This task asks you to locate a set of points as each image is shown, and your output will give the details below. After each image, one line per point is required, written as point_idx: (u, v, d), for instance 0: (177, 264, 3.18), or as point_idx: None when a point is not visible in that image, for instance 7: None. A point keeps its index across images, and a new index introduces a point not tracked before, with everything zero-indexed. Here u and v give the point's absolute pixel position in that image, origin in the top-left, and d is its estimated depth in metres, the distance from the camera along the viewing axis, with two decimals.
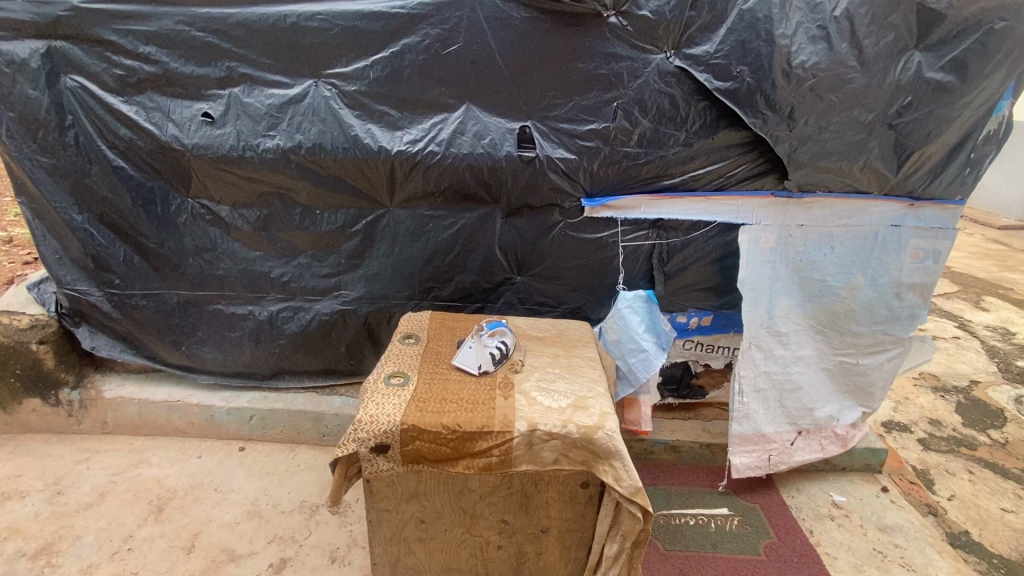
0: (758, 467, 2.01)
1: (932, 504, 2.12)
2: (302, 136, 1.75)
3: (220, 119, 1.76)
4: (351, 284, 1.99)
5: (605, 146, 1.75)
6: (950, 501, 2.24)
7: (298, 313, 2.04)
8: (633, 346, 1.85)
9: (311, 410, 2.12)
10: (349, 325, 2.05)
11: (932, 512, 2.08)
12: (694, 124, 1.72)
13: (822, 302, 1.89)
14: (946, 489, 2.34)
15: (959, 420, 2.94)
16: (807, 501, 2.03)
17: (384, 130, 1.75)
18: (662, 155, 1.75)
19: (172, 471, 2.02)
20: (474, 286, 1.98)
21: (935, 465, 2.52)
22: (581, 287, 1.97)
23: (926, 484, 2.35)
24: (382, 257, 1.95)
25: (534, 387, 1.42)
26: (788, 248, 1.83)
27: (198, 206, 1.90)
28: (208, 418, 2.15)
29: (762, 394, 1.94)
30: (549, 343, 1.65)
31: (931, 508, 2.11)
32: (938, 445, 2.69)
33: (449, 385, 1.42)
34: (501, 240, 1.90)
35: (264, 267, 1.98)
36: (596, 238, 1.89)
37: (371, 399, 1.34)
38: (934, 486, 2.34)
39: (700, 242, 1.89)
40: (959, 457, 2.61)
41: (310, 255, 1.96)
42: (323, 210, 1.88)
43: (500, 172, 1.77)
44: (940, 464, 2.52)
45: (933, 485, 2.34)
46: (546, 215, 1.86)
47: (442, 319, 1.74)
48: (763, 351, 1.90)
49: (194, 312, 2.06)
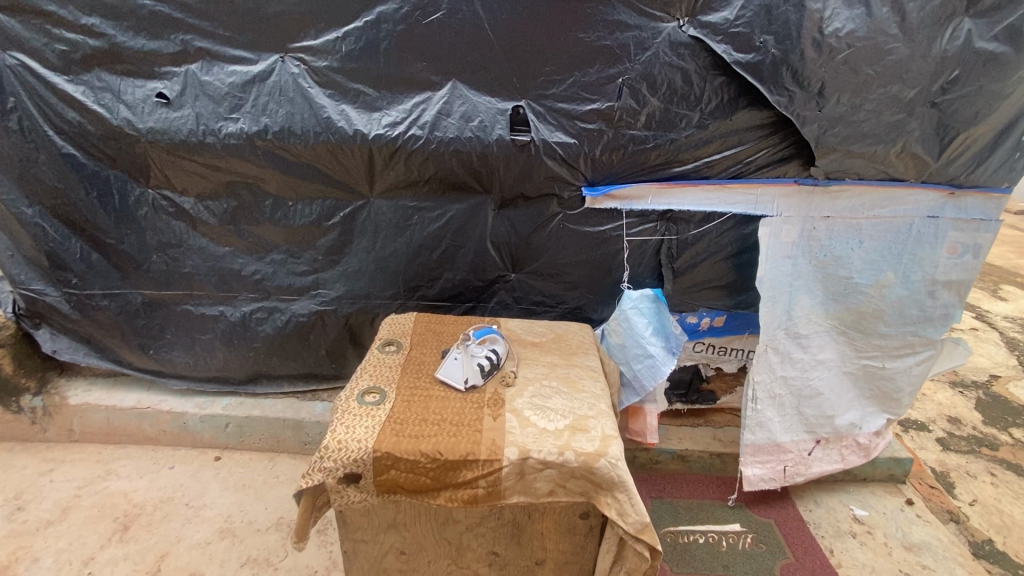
0: (772, 479, 1.82)
1: (954, 511, 1.97)
2: (268, 119, 1.56)
3: (177, 101, 1.57)
4: (329, 283, 1.82)
5: (608, 130, 1.55)
6: (973, 507, 2.09)
7: (273, 314, 1.87)
8: (639, 351, 1.68)
9: (290, 417, 1.97)
10: (329, 327, 1.88)
11: (954, 519, 1.94)
12: (709, 103, 1.52)
13: (845, 300, 1.74)
14: (967, 493, 2.18)
15: (980, 418, 2.78)
16: (826, 516, 1.87)
17: (360, 111, 1.56)
18: (672, 139, 1.56)
19: (142, 484, 1.88)
20: (465, 284, 1.80)
21: (954, 467, 2.37)
22: (582, 285, 1.79)
23: (946, 488, 2.20)
24: (363, 254, 1.77)
25: (527, 405, 1.25)
26: (811, 242, 1.66)
27: (160, 198, 1.72)
28: (181, 426, 2.00)
29: (778, 400, 1.78)
30: (546, 351, 1.49)
31: (953, 515, 1.97)
32: (957, 445, 2.53)
33: (432, 403, 1.25)
34: (493, 234, 1.72)
35: (235, 264, 1.81)
36: (598, 232, 1.70)
37: (340, 422, 1.17)
38: (956, 490, 2.19)
39: (714, 235, 1.70)
40: (980, 459, 2.45)
41: (284, 251, 1.78)
42: (296, 201, 1.70)
43: (491, 158, 1.58)
44: (960, 466, 2.37)
45: (954, 489, 2.19)
46: (543, 207, 1.68)
47: (427, 323, 1.58)
48: (779, 353, 1.75)
49: (161, 313, 1.89)
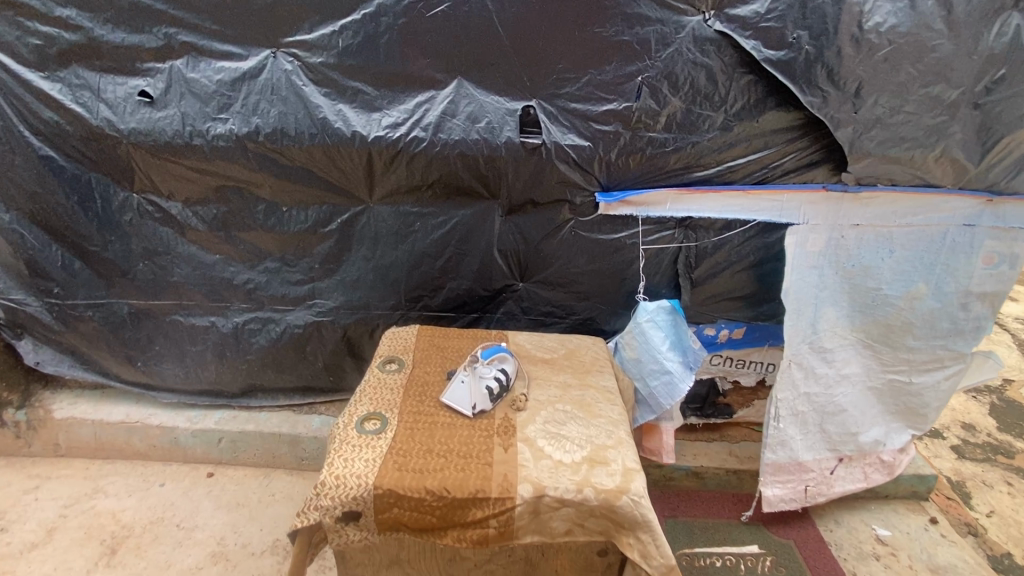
0: (793, 500, 1.74)
1: (972, 524, 1.95)
2: (259, 119, 1.45)
3: (161, 99, 1.46)
4: (326, 293, 1.72)
5: (625, 132, 1.45)
6: (990, 519, 2.02)
7: (267, 325, 1.78)
8: (655, 366, 1.58)
9: (286, 432, 1.88)
10: (326, 338, 1.78)
11: (972, 532, 1.91)
12: (734, 104, 1.42)
13: (873, 312, 1.65)
14: (984, 504, 2.11)
15: (994, 424, 2.69)
16: (848, 536, 1.79)
17: (358, 111, 1.45)
18: (694, 142, 1.45)
19: (130, 503, 1.79)
20: (470, 294, 1.70)
21: (970, 476, 2.28)
22: (594, 295, 1.69)
23: (963, 499, 2.12)
24: (362, 262, 1.67)
25: (541, 434, 1.16)
26: (838, 252, 1.57)
27: (145, 202, 1.62)
28: (171, 441, 1.91)
29: (800, 417, 1.71)
30: (558, 369, 1.40)
31: (971, 528, 1.94)
32: (972, 453, 2.45)
33: (437, 430, 1.16)
34: (500, 241, 1.62)
35: (226, 273, 1.71)
36: (612, 239, 1.60)
37: (337, 454, 1.08)
38: (973, 501, 2.11)
39: (735, 244, 1.60)
40: (996, 467, 2.37)
41: (279, 259, 1.68)
42: (290, 206, 1.60)
43: (498, 161, 1.48)
44: (977, 475, 2.29)
45: (971, 500, 2.11)
46: (553, 213, 1.58)
47: (431, 338, 1.49)
48: (803, 369, 1.67)
49: (148, 323, 1.79)
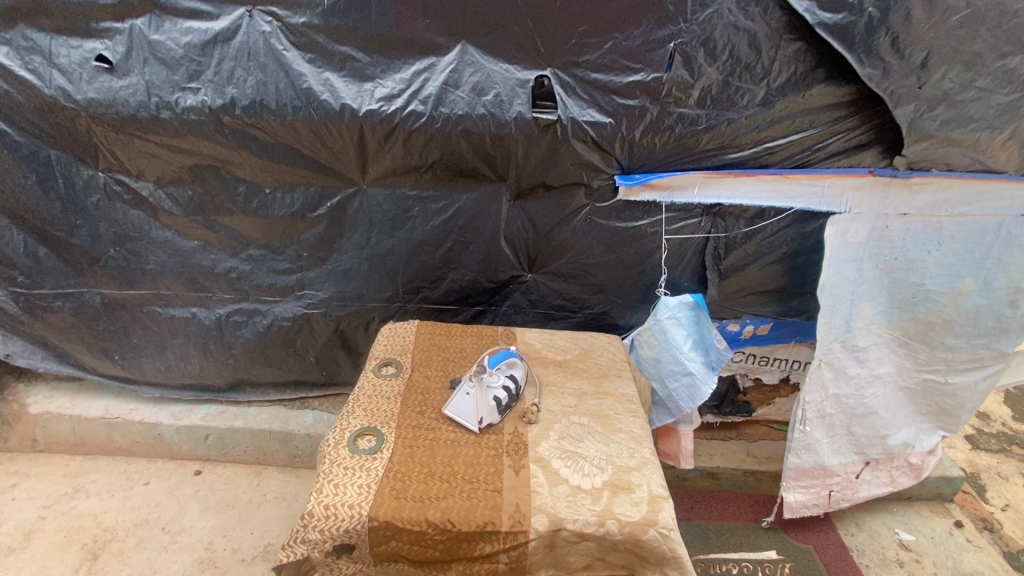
0: (816, 505, 1.65)
1: (988, 519, 1.83)
2: (235, 89, 1.28)
3: (122, 66, 1.29)
4: (317, 283, 1.57)
5: (652, 107, 1.28)
6: (1006, 513, 1.93)
7: (253, 317, 1.64)
8: (675, 367, 1.45)
9: (277, 429, 1.76)
10: (317, 332, 1.65)
11: (988, 528, 1.81)
12: (778, 77, 1.25)
13: (912, 308, 1.52)
14: (999, 498, 2.01)
15: (1010, 413, 2.55)
16: (870, 542, 1.70)
17: (348, 81, 1.28)
18: (730, 120, 1.28)
19: (113, 503, 1.68)
20: (473, 285, 1.56)
21: (985, 468, 2.18)
22: (609, 288, 1.54)
23: (978, 491, 2.03)
24: (355, 250, 1.52)
25: (556, 453, 1.03)
26: (881, 244, 1.43)
27: (113, 183, 1.45)
28: (155, 437, 1.79)
29: (828, 420, 1.60)
30: (572, 373, 1.27)
31: (986, 523, 1.82)
32: (987, 444, 2.32)
33: (439, 447, 1.03)
34: (507, 229, 1.47)
35: (207, 260, 1.56)
36: (631, 227, 1.45)
37: (327, 478, 0.96)
38: (988, 494, 2.02)
39: (767, 234, 1.45)
40: (1012, 459, 2.24)
41: (264, 246, 1.54)
42: (274, 188, 1.44)
43: (507, 140, 1.32)
44: (991, 467, 2.18)
45: (986, 494, 2.02)
46: (568, 197, 1.42)
47: (431, 337, 1.35)
48: (834, 369, 1.55)
49: (124, 314, 1.65)
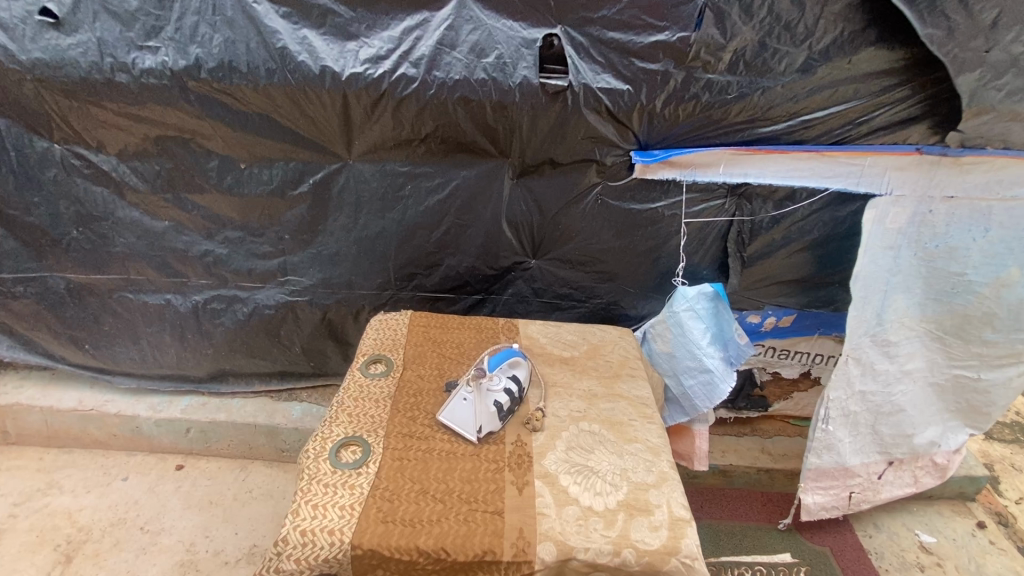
0: (835, 507, 1.56)
1: (1003, 513, 1.74)
2: (199, 49, 1.14)
3: (70, 21, 1.14)
4: (301, 268, 1.44)
5: (676, 72, 1.14)
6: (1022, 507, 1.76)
7: (233, 305, 1.50)
8: (691, 363, 1.33)
9: (263, 422, 1.65)
10: (303, 320, 1.52)
11: (1002, 522, 1.72)
12: (821, 38, 1.11)
13: (950, 300, 1.39)
14: (1014, 490, 1.83)
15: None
16: (889, 544, 1.61)
17: (328, 40, 1.14)
18: (764, 88, 1.15)
19: (88, 501, 1.58)
20: (472, 272, 1.42)
21: (999, 458, 1.94)
22: (620, 276, 1.41)
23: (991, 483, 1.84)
24: (342, 232, 1.38)
25: (565, 466, 0.92)
26: (923, 229, 1.29)
27: (70, 156, 1.30)
28: (133, 430, 1.68)
29: (852, 418, 1.48)
30: (581, 371, 1.16)
31: (1000, 517, 1.73)
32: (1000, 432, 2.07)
33: (433, 459, 0.92)
34: (510, 210, 1.33)
35: (180, 242, 1.42)
36: (647, 210, 1.31)
37: (305, 498, 0.84)
38: (1001, 485, 1.84)
39: (797, 218, 1.32)
40: None
41: (242, 228, 1.40)
42: (250, 163, 1.30)
43: (511, 108, 1.17)
44: (1006, 458, 1.95)
45: (1000, 485, 1.84)
46: (577, 176, 1.28)
47: (425, 331, 1.23)
48: (861, 365, 1.43)
49: (93, 301, 1.52)
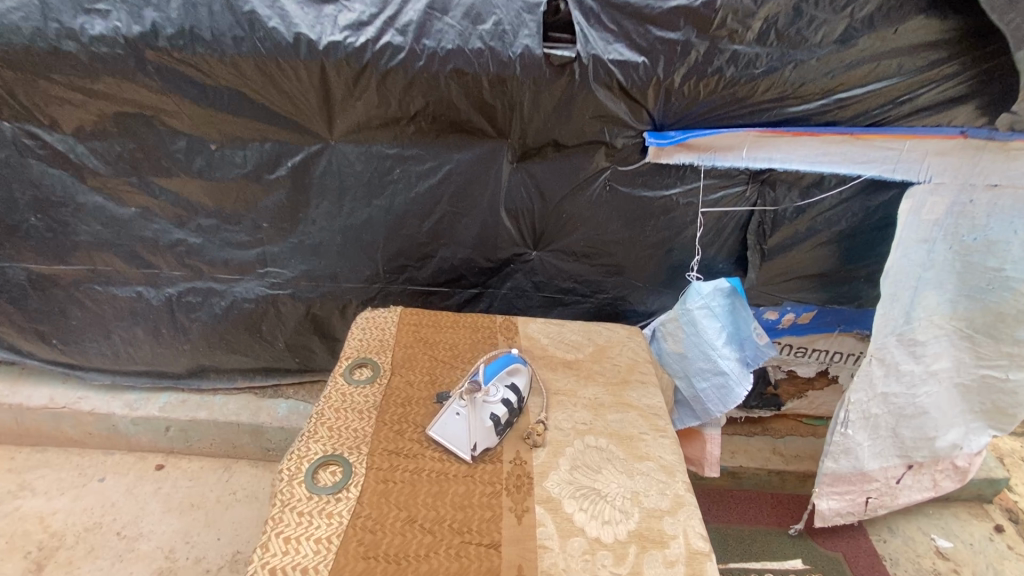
0: (850, 513, 1.48)
1: (1013, 508, 1.65)
2: (156, 14, 1.01)
3: None
4: (282, 259, 1.32)
5: (698, 42, 1.01)
6: None
7: (209, 298, 1.39)
8: (704, 365, 1.23)
9: (246, 421, 1.55)
10: (286, 314, 1.41)
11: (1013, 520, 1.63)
12: (865, 4, 0.99)
13: (985, 296, 1.27)
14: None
15: None
16: (904, 549, 1.54)
17: (303, 4, 1.01)
18: (798, 62, 1.02)
19: (63, 504, 1.50)
20: (468, 264, 1.31)
21: (1009, 452, 1.78)
22: (629, 270, 1.30)
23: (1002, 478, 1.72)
24: (325, 220, 1.26)
25: (569, 490, 0.83)
26: (961, 220, 1.17)
27: (21, 135, 1.17)
28: (110, 428, 1.59)
29: (872, 421, 1.39)
30: (586, 377, 1.05)
31: (1011, 514, 1.65)
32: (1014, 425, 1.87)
33: (422, 480, 0.82)
34: (509, 197, 1.21)
35: (149, 231, 1.30)
36: (660, 198, 1.20)
37: (277, 529, 0.75)
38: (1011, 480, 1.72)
39: (824, 207, 1.21)
40: None
41: (215, 215, 1.27)
42: (221, 144, 1.17)
43: (511, 83, 1.05)
44: (1015, 451, 1.78)
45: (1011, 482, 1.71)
46: (584, 160, 1.16)
47: (416, 331, 1.12)
48: (885, 365, 1.34)
49: (58, 293, 1.40)
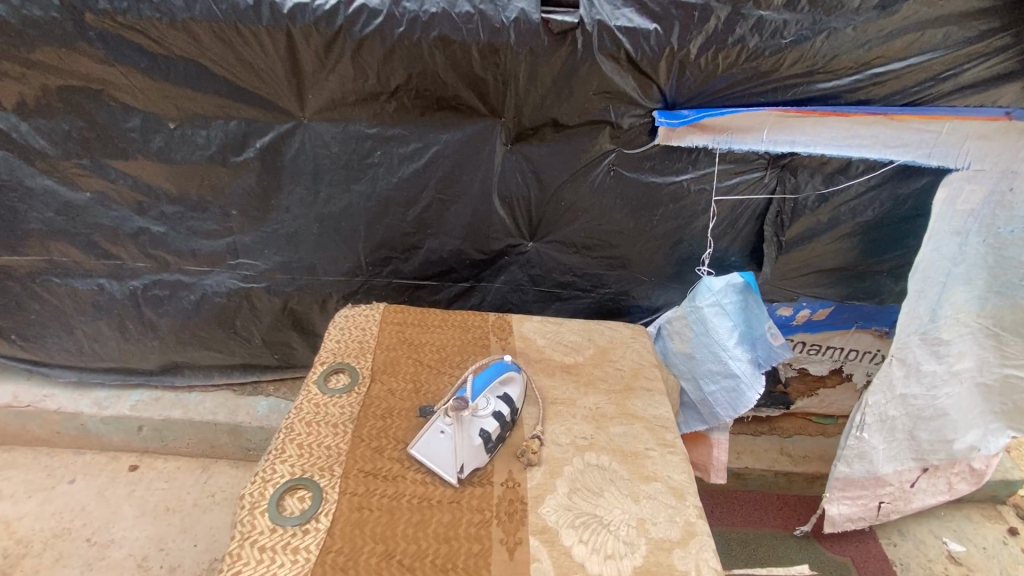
0: (861, 518, 1.41)
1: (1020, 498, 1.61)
2: None
3: None
4: (255, 250, 1.21)
5: (716, 8, 0.92)
6: None
7: (178, 291, 1.28)
8: (714, 368, 1.14)
9: (223, 420, 1.45)
10: (262, 309, 1.30)
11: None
12: None
13: (1019, 292, 1.16)
14: None
15: None
16: (915, 553, 1.47)
17: None
18: (830, 31, 0.92)
19: (29, 507, 1.40)
20: (458, 256, 1.20)
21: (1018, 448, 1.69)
22: (633, 263, 1.20)
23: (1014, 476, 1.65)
24: (301, 207, 1.15)
25: (567, 517, 0.74)
26: (999, 211, 1.06)
27: None
28: (78, 428, 1.49)
29: (888, 424, 1.31)
30: (586, 383, 0.96)
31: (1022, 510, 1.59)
32: None
33: (402, 508, 0.73)
34: (503, 182, 1.10)
35: (107, 218, 1.18)
36: (670, 184, 1.09)
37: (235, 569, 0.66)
38: None
39: (849, 196, 1.10)
40: None
41: (179, 201, 1.16)
42: (182, 122, 1.05)
43: (507, 53, 0.94)
44: None
45: None
46: (586, 141, 1.04)
47: (400, 331, 1.02)
48: (905, 366, 1.25)
49: (13, 286, 1.29)
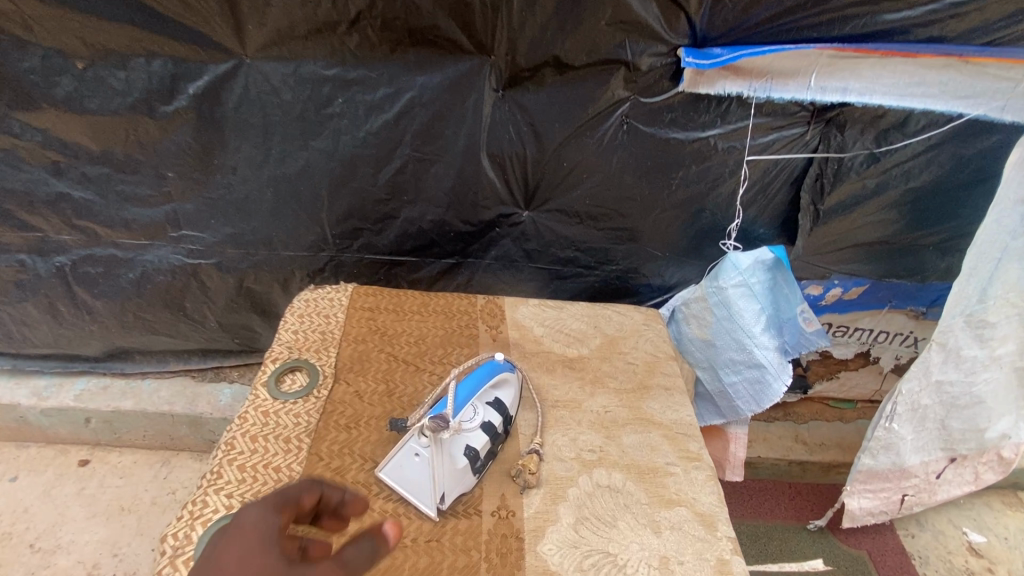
0: (882, 512, 1.31)
1: None
2: None
3: None
4: (200, 219, 1.02)
5: None
6: None
7: (116, 268, 1.10)
8: (736, 357, 0.99)
9: (180, 411, 1.29)
10: (215, 287, 1.12)
11: None
12: None
13: None
14: None
15: None
16: (934, 545, 1.38)
17: None
18: None
19: None
20: (441, 227, 1.02)
21: None
22: (645, 236, 1.03)
23: None
24: (251, 169, 0.95)
25: (573, 557, 0.60)
26: None
27: None
28: (18, 421, 1.32)
29: (919, 414, 1.18)
30: (592, 381, 0.80)
31: None
32: None
33: None
34: (493, 138, 0.91)
35: (16, 181, 0.98)
36: (694, 141, 0.91)
37: None
38: None
39: (901, 156, 0.94)
40: None
41: (102, 160, 0.95)
42: (93, 61, 0.84)
43: None
44: None
45: None
46: (593, 88, 0.85)
47: (370, 319, 0.85)
48: (945, 351, 1.09)
49: None
